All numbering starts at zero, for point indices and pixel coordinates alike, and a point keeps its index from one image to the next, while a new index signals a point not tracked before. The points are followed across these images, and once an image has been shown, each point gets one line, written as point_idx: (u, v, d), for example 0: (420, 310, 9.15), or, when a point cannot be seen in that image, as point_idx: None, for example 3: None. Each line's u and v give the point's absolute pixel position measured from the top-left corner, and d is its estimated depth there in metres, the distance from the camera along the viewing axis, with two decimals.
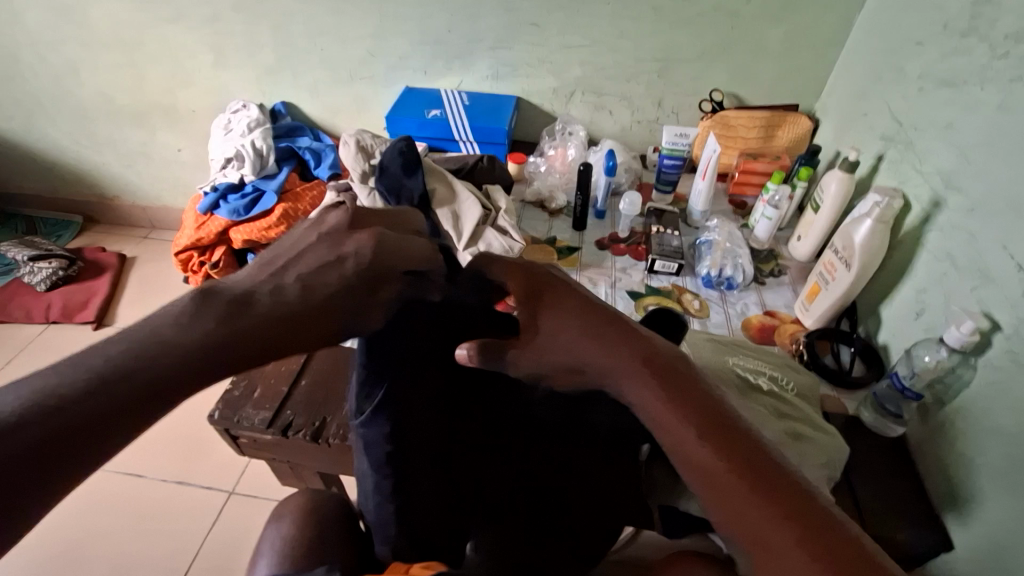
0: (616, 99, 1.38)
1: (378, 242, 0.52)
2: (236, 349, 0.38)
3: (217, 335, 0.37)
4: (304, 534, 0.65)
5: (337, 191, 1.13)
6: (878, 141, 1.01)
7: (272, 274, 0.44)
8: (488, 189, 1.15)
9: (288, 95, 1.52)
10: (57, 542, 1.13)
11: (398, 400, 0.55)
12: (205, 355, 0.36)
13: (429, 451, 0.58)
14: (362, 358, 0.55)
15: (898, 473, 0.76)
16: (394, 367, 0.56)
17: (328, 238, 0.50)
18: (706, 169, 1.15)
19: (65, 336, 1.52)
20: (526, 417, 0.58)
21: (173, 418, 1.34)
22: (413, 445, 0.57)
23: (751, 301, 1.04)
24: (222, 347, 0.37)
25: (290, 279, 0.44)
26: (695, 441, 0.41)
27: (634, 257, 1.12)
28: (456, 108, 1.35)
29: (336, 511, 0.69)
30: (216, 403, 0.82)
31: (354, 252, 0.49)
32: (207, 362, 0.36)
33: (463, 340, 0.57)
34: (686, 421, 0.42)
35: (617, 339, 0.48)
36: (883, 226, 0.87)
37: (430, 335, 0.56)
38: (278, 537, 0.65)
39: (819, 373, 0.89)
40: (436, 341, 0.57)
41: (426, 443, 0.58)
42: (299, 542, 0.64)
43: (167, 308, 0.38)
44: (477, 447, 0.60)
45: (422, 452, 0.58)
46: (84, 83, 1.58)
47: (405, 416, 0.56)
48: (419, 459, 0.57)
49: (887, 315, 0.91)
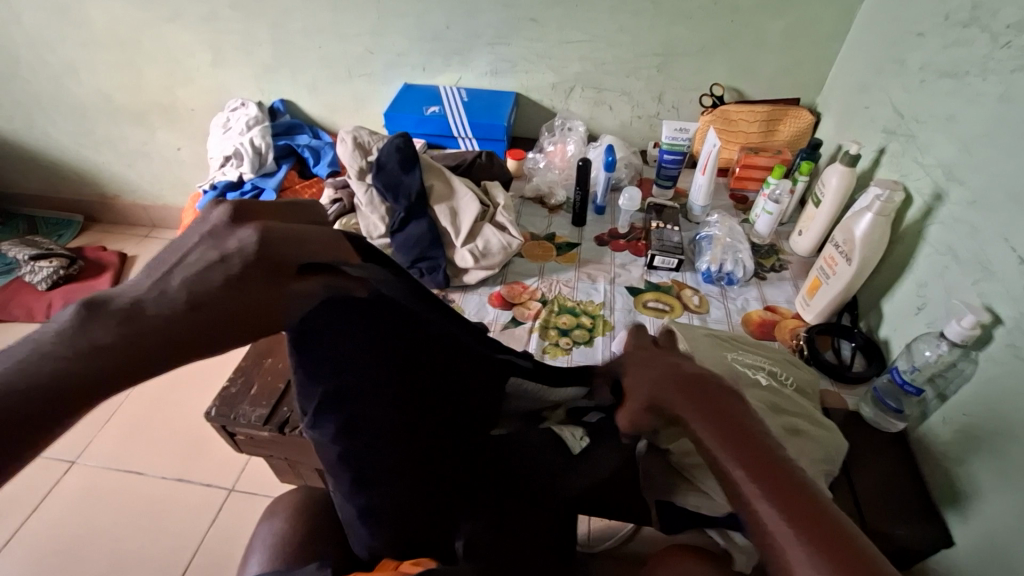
0: (616, 94, 1.37)
1: (267, 233, 0.42)
2: (122, 367, 0.33)
3: (89, 354, 0.31)
4: (298, 531, 0.65)
5: (335, 188, 1.13)
6: (880, 134, 1.00)
7: (154, 279, 0.37)
8: (486, 185, 1.14)
9: (287, 92, 1.52)
10: (58, 540, 1.13)
11: (352, 397, 0.49)
12: (98, 366, 0.31)
13: (388, 452, 0.52)
14: (291, 357, 0.47)
15: (898, 469, 0.75)
16: (333, 365, 0.48)
17: (211, 235, 0.40)
18: (706, 164, 1.14)
19: None
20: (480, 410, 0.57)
21: (174, 416, 1.34)
22: (375, 448, 0.51)
23: (751, 296, 1.03)
24: (117, 357, 0.32)
25: (174, 284, 0.37)
26: (745, 483, 0.40)
27: (634, 252, 1.11)
28: (455, 104, 1.35)
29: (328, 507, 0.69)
30: (213, 400, 0.82)
31: (238, 246, 0.40)
32: (108, 371, 0.32)
33: (401, 333, 0.50)
34: (732, 460, 0.42)
35: (686, 389, 0.48)
36: (883, 220, 0.86)
37: (385, 325, 0.50)
38: (271, 534, 0.65)
39: (820, 369, 0.89)
40: (375, 332, 0.49)
41: (391, 446, 0.52)
42: (291, 539, 0.64)
43: (41, 327, 0.32)
44: (437, 438, 0.54)
45: (387, 457, 0.52)
46: (83, 82, 1.58)
47: (354, 417, 0.49)
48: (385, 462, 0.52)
49: (889, 310, 0.90)
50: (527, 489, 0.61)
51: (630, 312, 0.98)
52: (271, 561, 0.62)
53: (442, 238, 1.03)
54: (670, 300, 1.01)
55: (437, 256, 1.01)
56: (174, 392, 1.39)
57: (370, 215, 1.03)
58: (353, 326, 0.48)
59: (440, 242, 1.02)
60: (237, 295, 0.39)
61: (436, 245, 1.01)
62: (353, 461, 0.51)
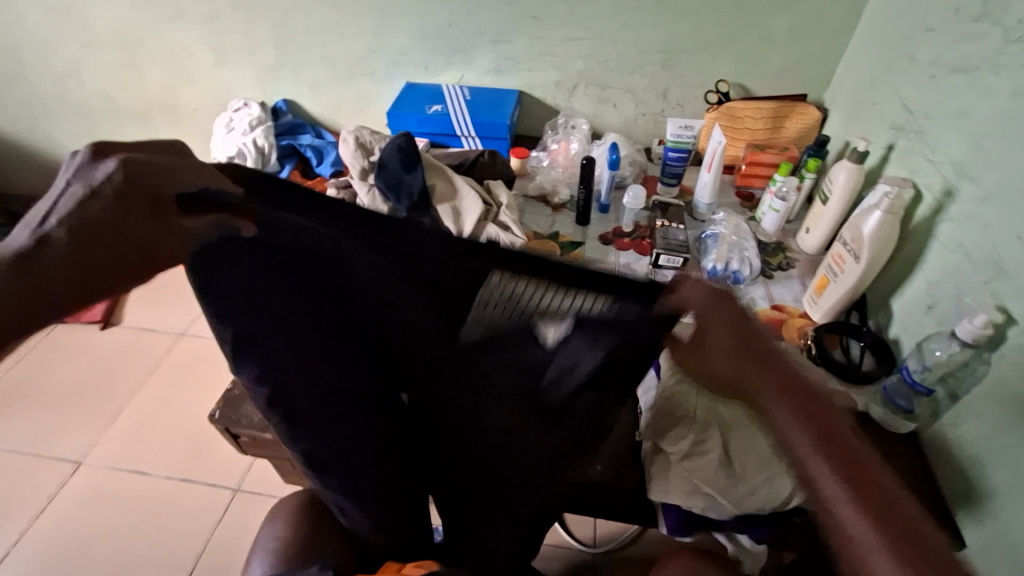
0: (620, 91, 1.36)
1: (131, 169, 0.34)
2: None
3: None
4: (299, 534, 0.64)
5: (336, 189, 1.13)
6: (889, 130, 0.98)
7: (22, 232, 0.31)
8: (488, 185, 1.14)
9: (289, 92, 1.51)
10: (66, 539, 1.14)
11: (270, 358, 0.46)
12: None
13: (331, 403, 0.50)
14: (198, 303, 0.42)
15: (908, 470, 0.74)
16: (239, 304, 0.42)
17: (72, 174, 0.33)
18: (712, 162, 1.13)
19: (71, 336, 1.53)
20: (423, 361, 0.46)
21: (179, 416, 1.34)
22: (314, 403, 0.50)
23: (759, 294, 1.02)
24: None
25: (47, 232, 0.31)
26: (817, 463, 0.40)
27: (639, 251, 1.10)
28: (457, 103, 1.34)
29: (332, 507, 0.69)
30: (216, 401, 0.82)
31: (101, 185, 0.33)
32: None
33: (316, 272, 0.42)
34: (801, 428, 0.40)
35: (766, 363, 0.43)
36: (892, 217, 0.85)
37: (283, 266, 0.41)
38: (273, 536, 0.65)
39: (829, 369, 0.86)
40: (279, 268, 0.42)
41: (324, 406, 0.50)
42: (295, 541, 0.63)
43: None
44: (388, 387, 0.51)
45: (331, 411, 0.51)
46: (86, 83, 1.59)
47: (280, 364, 0.46)
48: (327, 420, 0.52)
49: (898, 309, 0.89)
50: (490, 461, 0.54)
51: None
52: (273, 564, 0.62)
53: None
54: None
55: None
56: (179, 392, 1.39)
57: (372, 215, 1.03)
58: (251, 268, 0.41)
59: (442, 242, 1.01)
60: (110, 231, 0.33)
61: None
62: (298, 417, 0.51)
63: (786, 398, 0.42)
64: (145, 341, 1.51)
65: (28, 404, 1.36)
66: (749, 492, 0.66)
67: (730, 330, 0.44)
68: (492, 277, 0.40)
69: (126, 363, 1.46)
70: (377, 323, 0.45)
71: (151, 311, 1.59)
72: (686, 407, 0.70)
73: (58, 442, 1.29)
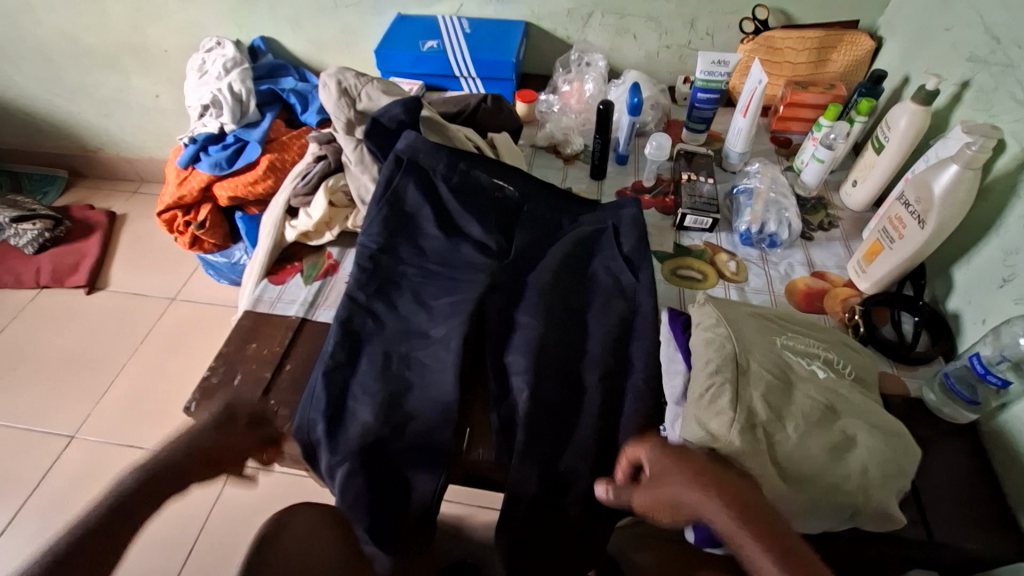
0: (642, 20, 1.18)
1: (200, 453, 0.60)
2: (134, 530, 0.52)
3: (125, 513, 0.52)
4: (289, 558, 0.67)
5: (318, 143, 0.98)
6: (964, 64, 0.82)
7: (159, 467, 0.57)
8: (493, 138, 1.00)
9: (267, 27, 1.34)
10: (64, 513, 1.11)
11: (388, 248, 0.84)
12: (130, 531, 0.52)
13: (417, 288, 0.82)
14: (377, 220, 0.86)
15: (975, 478, 0.64)
16: (394, 224, 0.86)
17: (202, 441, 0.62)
18: (749, 105, 0.97)
19: (56, 302, 1.46)
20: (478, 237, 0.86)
21: (174, 388, 1.29)
22: (414, 290, 0.82)
23: (797, 260, 0.90)
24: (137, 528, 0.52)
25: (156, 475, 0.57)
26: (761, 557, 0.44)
27: (662, 209, 0.98)
28: (455, 37, 1.17)
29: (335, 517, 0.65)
30: (192, 392, 0.76)
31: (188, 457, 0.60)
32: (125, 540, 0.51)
33: (438, 192, 0.89)
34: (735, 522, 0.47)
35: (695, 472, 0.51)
36: (971, 174, 0.70)
37: (433, 191, 0.89)
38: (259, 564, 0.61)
39: (877, 348, 0.77)
40: (428, 189, 0.88)
41: (417, 293, 0.81)
42: None
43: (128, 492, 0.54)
44: (460, 267, 0.84)
45: (407, 293, 0.81)
46: (41, 21, 1.42)
47: (393, 247, 0.85)
48: (416, 344, 0.77)
49: (962, 279, 0.77)
50: (556, 307, 0.79)
51: (658, 281, 0.87)
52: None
53: (445, 217, 0.88)
54: (703, 268, 0.89)
55: (431, 235, 0.86)
56: (170, 361, 1.34)
57: (361, 175, 0.92)
58: (419, 189, 0.88)
59: (446, 220, 0.88)
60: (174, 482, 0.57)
61: (435, 224, 0.87)
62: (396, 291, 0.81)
63: (725, 505, 0.48)
64: (135, 307, 1.45)
65: (17, 376, 1.31)
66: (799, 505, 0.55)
67: (658, 463, 0.55)
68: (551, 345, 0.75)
69: (115, 331, 1.40)
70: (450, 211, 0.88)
71: (138, 276, 1.52)
72: (721, 399, 0.60)
73: (50, 416, 1.24)
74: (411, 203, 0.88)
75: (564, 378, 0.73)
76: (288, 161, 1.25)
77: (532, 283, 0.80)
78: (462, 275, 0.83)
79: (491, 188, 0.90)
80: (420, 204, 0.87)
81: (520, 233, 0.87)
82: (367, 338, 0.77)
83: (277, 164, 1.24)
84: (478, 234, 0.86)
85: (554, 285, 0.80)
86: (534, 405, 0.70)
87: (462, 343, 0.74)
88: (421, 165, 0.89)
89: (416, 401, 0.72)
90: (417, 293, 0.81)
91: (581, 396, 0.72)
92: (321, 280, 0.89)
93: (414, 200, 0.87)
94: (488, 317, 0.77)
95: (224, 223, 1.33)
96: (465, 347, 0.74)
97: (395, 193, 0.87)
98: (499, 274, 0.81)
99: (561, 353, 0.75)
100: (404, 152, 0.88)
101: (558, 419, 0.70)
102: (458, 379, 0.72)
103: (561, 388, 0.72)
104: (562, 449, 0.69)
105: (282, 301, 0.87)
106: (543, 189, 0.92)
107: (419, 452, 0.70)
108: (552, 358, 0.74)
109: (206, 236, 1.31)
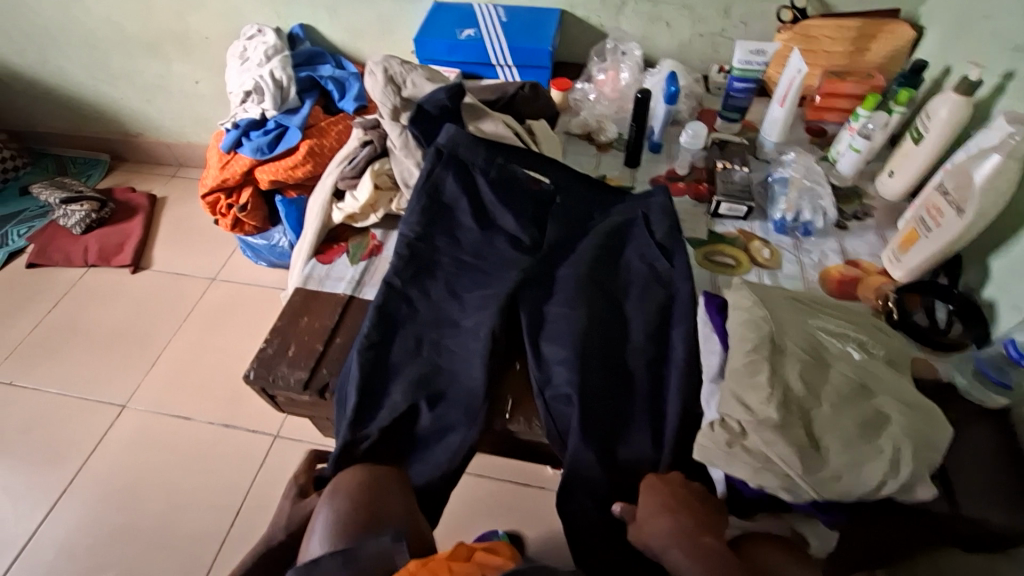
0: (677, 9, 1.19)
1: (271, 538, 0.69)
2: None
3: None
4: (359, 513, 0.63)
5: (364, 128, 1.02)
6: (1009, 54, 0.82)
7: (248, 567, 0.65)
8: (531, 124, 1.03)
9: (305, 16, 1.38)
10: (116, 478, 1.17)
11: (429, 233, 0.88)
12: None
13: (461, 271, 0.85)
14: (419, 206, 0.89)
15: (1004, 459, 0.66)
16: (435, 210, 0.89)
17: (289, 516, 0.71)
18: (788, 95, 0.99)
19: (103, 280, 1.53)
20: (518, 224, 0.89)
21: (216, 364, 1.34)
22: (455, 274, 0.85)
23: (830, 248, 0.92)
24: None
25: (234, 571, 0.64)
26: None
27: (695, 196, 1.00)
28: (491, 25, 1.19)
29: (392, 480, 0.69)
30: (251, 361, 0.81)
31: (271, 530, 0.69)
32: None
33: (478, 178, 0.91)
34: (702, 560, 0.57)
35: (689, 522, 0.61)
36: (1013, 163, 0.70)
37: (474, 177, 0.92)
38: (332, 513, 0.64)
39: (908, 333, 0.79)
40: (468, 177, 0.91)
41: (459, 276, 0.85)
42: (350, 518, 0.63)
43: None
44: (503, 251, 0.87)
45: (449, 276, 0.85)
46: (89, 9, 1.47)
47: (434, 232, 0.88)
48: (446, 332, 0.80)
49: (999, 267, 0.78)
50: (593, 290, 0.81)
51: (693, 266, 0.89)
52: (334, 538, 0.61)
53: (483, 205, 0.91)
54: (736, 253, 0.91)
55: (468, 226, 0.89)
56: (213, 336, 1.40)
57: (404, 159, 0.95)
58: (463, 176, 0.91)
59: (481, 212, 0.90)
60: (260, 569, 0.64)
61: (472, 215, 0.89)
62: (438, 274, 0.85)
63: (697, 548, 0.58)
64: (177, 287, 1.51)
65: (70, 349, 1.37)
66: (832, 476, 0.57)
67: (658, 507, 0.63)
68: (588, 328, 0.77)
69: (160, 308, 1.46)
70: (490, 196, 0.91)
71: (178, 257, 1.58)
72: (760, 372, 0.62)
73: (100, 387, 1.31)
74: (454, 188, 0.90)
75: (603, 360, 0.76)
76: (326, 147, 1.28)
77: (571, 266, 0.83)
78: (498, 262, 0.85)
79: (529, 181, 0.92)
80: (459, 190, 0.90)
81: (554, 223, 0.88)
82: (414, 320, 0.80)
83: (316, 149, 1.27)
84: (516, 220, 0.89)
85: (590, 270, 0.83)
86: (572, 385, 0.73)
87: (492, 335, 0.77)
88: (462, 152, 0.91)
89: (460, 378, 0.76)
90: (451, 283, 0.84)
91: (618, 377, 0.75)
92: (366, 260, 0.93)
93: (456, 185, 0.91)
94: (519, 305, 0.80)
95: (264, 206, 1.38)
96: (494, 339, 0.77)
97: (436, 178, 0.91)
98: (534, 269, 0.83)
99: (597, 337, 0.77)
100: (446, 145, 0.91)
101: (598, 398, 0.73)
102: (486, 367, 0.75)
103: (601, 369, 0.75)
104: (598, 425, 0.72)
105: (330, 278, 0.91)
106: (579, 177, 0.93)
107: (463, 426, 0.74)
108: (590, 340, 0.76)
109: (246, 218, 1.36)
